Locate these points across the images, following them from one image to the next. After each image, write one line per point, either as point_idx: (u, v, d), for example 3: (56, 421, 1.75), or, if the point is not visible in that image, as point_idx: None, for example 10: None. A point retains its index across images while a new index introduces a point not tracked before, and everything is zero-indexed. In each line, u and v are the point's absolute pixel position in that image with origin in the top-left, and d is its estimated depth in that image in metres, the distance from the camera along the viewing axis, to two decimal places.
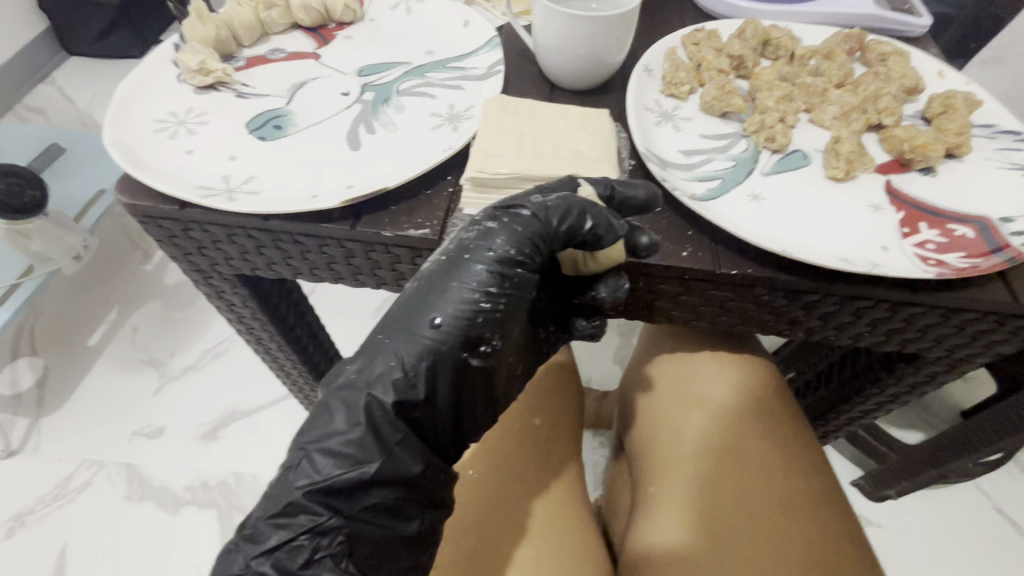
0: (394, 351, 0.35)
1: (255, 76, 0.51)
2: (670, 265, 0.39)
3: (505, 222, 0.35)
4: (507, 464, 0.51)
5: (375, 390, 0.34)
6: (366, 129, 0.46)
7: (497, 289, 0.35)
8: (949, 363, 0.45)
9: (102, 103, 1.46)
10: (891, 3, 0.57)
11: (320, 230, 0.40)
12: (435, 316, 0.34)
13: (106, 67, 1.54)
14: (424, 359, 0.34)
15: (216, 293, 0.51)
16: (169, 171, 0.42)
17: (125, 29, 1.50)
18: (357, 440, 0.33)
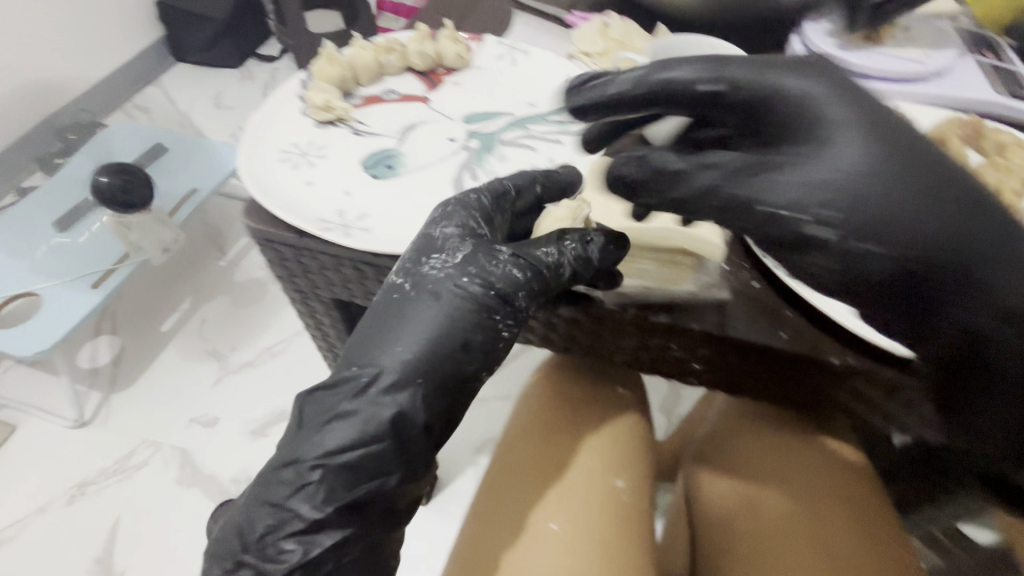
0: (375, 375, 0.39)
1: (370, 115, 0.54)
2: (767, 345, 0.39)
3: (487, 258, 0.40)
4: (572, 496, 0.57)
5: (362, 413, 0.38)
6: (471, 177, 0.49)
7: (485, 316, 0.39)
8: None
9: (200, 107, 1.57)
10: (1006, 88, 0.56)
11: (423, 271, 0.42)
12: (412, 343, 0.38)
13: (205, 74, 1.66)
14: (410, 381, 0.38)
15: (309, 312, 0.54)
16: (291, 200, 0.45)
17: (227, 42, 1.61)
18: (358, 463, 0.38)
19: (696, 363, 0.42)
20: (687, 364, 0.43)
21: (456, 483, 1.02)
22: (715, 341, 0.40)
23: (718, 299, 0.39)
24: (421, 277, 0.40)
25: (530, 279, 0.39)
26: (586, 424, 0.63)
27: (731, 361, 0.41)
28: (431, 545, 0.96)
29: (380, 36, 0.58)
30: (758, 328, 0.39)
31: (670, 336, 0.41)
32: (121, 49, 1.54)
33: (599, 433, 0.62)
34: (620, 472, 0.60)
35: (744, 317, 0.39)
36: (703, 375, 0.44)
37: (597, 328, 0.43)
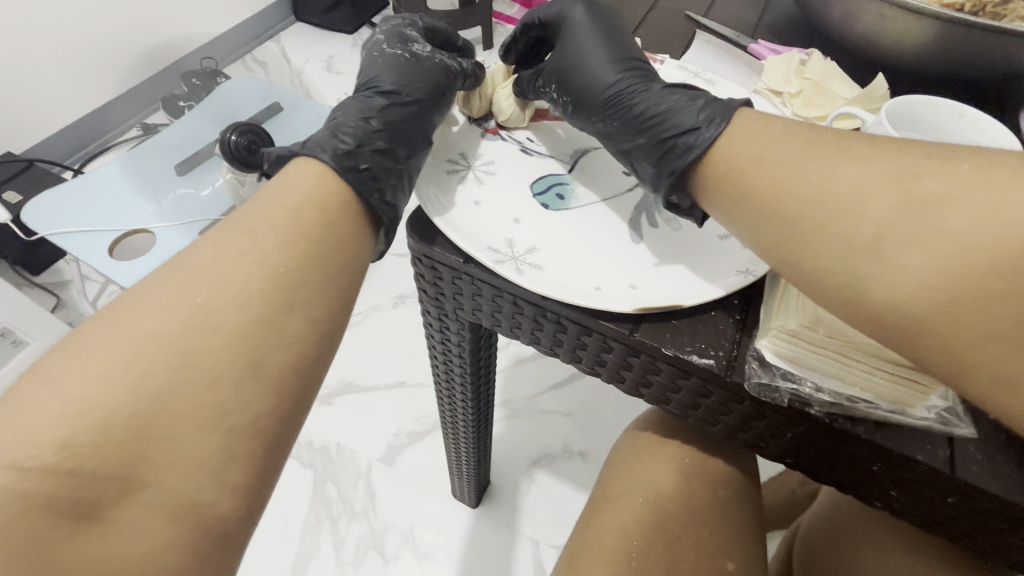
0: (356, 103, 0.45)
1: (541, 133, 0.50)
2: (1006, 496, 0.32)
3: (406, 33, 0.51)
4: (675, 565, 0.47)
5: (347, 117, 0.44)
6: (648, 221, 0.43)
7: (415, 58, 0.49)
8: (966, 483, 0.32)
9: (312, 67, 1.55)
10: None
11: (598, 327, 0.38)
12: (371, 79, 0.47)
13: (319, 37, 1.63)
14: (373, 98, 0.46)
15: (439, 327, 0.52)
16: (459, 220, 0.42)
17: (347, 8, 1.59)
18: (356, 129, 0.42)
19: (893, 489, 0.36)
20: (880, 488, 0.36)
21: (509, 491, 0.98)
22: (940, 480, 0.33)
23: (946, 432, 0.33)
24: (381, 45, 0.50)
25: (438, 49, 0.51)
26: (687, 490, 0.52)
27: (946, 500, 0.34)
28: (476, 552, 0.93)
29: None
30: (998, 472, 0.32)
31: (878, 458, 0.34)
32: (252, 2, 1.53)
33: (710, 502, 0.52)
34: (732, 553, 0.50)
35: (982, 458, 0.33)
36: (892, 503, 0.37)
37: (780, 426, 0.37)
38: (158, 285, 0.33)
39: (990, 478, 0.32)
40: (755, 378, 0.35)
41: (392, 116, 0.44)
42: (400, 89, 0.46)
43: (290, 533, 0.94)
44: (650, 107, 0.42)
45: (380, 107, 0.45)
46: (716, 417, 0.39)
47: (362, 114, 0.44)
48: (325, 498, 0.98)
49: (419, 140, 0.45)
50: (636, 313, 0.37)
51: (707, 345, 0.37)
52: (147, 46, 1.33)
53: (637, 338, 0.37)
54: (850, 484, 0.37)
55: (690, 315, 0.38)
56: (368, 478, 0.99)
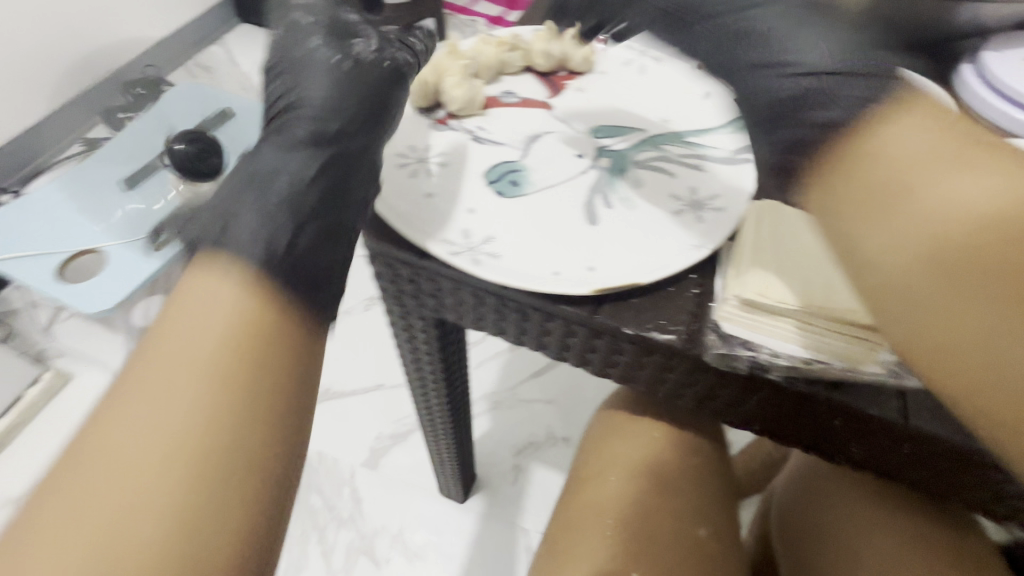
0: (304, 76, 0.37)
1: (492, 120, 0.50)
2: (957, 440, 0.33)
3: None
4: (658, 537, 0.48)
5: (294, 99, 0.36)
6: (603, 202, 0.44)
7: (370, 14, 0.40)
8: (919, 432, 0.33)
9: (262, 70, 1.50)
10: None
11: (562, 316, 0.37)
12: (316, 36, 0.38)
13: (266, 38, 1.58)
14: (321, 65, 0.37)
15: (403, 324, 0.51)
16: (412, 213, 0.41)
17: None
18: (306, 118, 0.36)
19: (854, 444, 0.37)
20: (842, 444, 0.37)
21: (497, 483, 0.99)
22: (894, 431, 0.34)
23: (898, 385, 0.34)
24: None
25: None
26: (663, 462, 0.53)
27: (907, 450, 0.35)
28: (468, 547, 0.93)
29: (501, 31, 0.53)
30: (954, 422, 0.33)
31: (836, 416, 0.35)
32: (191, 5, 1.47)
33: (679, 470, 0.53)
34: (701, 518, 0.51)
35: (932, 407, 0.34)
36: (854, 458, 0.38)
37: (746, 393, 0.37)
38: (125, 388, 0.26)
39: (941, 425, 0.33)
40: (714, 349, 0.35)
41: (348, 99, 0.37)
42: (354, 52, 0.38)
43: None
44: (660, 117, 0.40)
45: (331, 81, 0.37)
46: (681, 389, 0.40)
47: (313, 95, 0.37)
48: (311, 508, 0.96)
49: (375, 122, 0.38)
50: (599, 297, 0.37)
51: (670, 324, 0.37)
52: (80, 57, 1.26)
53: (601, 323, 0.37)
54: (813, 443, 0.39)
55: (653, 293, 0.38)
56: (353, 484, 0.98)
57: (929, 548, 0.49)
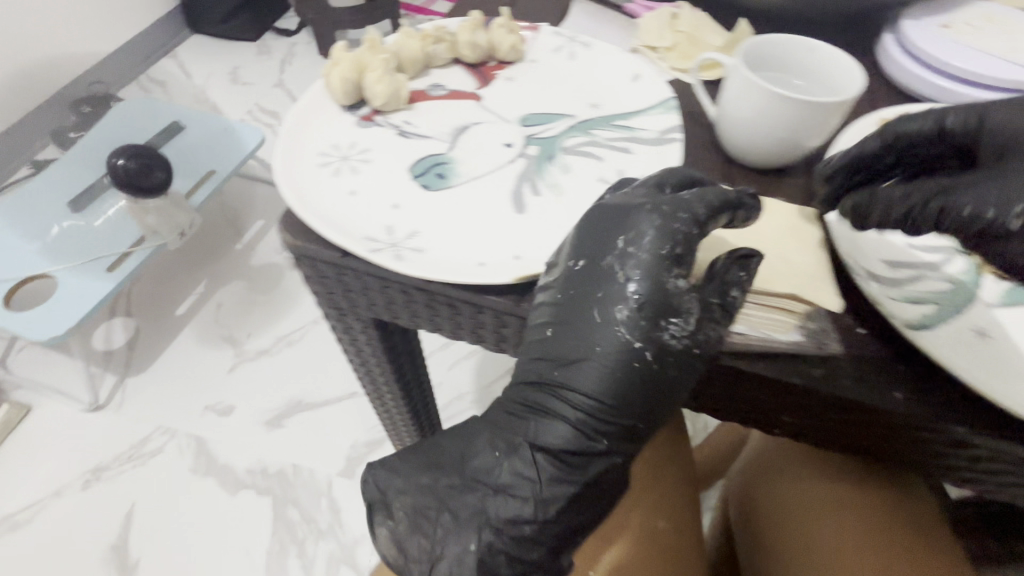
0: None
1: (419, 114, 0.49)
2: (879, 402, 0.33)
3: None
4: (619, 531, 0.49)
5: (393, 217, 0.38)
6: (531, 189, 0.43)
7: None
8: (843, 401, 0.34)
9: (217, 81, 1.47)
10: None
11: (608, 347, 0.35)
12: None
13: (221, 48, 1.54)
14: None
15: (344, 328, 0.50)
16: (333, 213, 0.40)
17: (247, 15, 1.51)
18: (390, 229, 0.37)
19: (785, 414, 0.37)
20: (776, 416, 0.37)
21: None
22: (820, 397, 0.34)
23: (821, 352, 0.35)
24: None
25: None
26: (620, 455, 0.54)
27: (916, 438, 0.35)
28: None
29: (426, 23, 0.53)
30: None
31: (766, 386, 0.35)
32: (137, 18, 1.43)
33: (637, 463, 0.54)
34: (662, 510, 0.52)
35: (855, 372, 0.34)
36: (789, 428, 0.38)
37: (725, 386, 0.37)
38: None
39: (866, 388, 0.34)
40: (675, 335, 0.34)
41: None
42: None
43: (255, 563, 0.91)
44: (715, 204, 0.36)
45: None
46: (715, 396, 0.39)
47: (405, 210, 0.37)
48: (289, 522, 0.95)
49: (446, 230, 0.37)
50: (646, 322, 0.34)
51: (708, 345, 0.35)
52: (19, 76, 1.21)
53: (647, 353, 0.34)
54: (750, 417, 0.39)
55: (693, 309, 0.35)
56: (330, 494, 0.97)
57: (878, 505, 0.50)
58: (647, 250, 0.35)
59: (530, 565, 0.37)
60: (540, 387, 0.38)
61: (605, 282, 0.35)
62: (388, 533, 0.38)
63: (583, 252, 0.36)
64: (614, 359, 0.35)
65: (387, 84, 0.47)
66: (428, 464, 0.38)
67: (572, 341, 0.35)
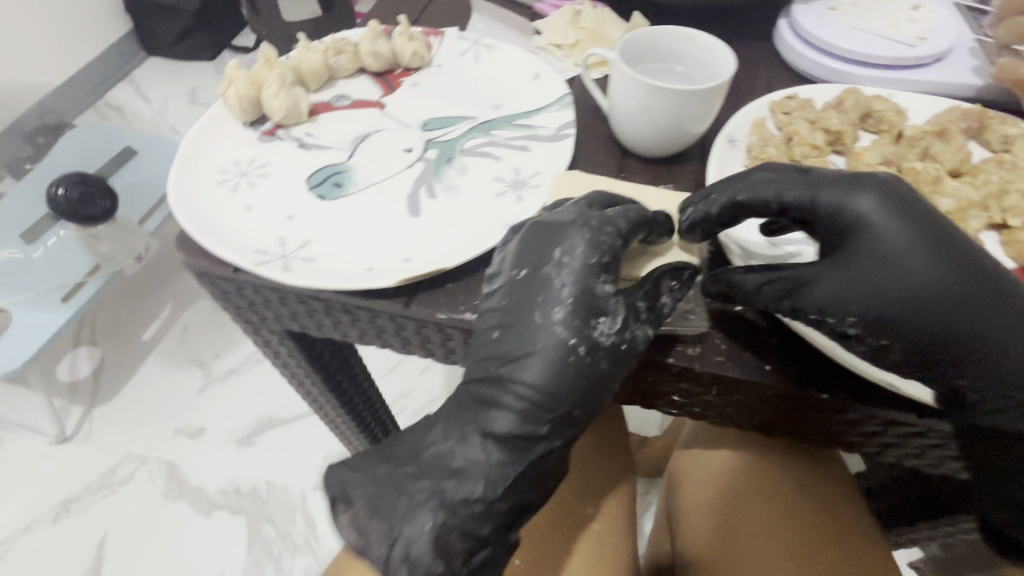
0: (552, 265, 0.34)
1: (321, 126, 0.49)
2: (749, 375, 0.35)
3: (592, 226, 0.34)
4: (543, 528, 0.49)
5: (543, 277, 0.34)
6: (427, 192, 0.44)
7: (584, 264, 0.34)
8: (714, 376, 0.35)
9: (174, 103, 1.46)
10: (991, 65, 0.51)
11: (546, 345, 0.33)
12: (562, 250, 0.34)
13: (177, 70, 1.53)
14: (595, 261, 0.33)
15: (264, 343, 0.50)
16: (225, 230, 0.41)
17: (201, 35, 1.50)
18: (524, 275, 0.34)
19: (675, 393, 0.38)
20: (667, 396, 0.39)
21: None
22: (696, 374, 0.36)
23: (694, 331, 0.36)
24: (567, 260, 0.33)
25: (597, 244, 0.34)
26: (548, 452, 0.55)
27: (818, 409, 0.35)
28: None
29: (328, 36, 0.53)
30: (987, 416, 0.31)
31: (649, 367, 0.36)
32: (90, 44, 1.41)
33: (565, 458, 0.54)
34: (590, 497, 0.53)
35: (727, 348, 0.36)
36: (685, 407, 0.39)
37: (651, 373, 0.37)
38: None
39: (737, 362, 0.35)
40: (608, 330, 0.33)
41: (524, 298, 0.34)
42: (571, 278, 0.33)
43: None
44: (636, 218, 0.35)
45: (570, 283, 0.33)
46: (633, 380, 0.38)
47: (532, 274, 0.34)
48: (264, 539, 0.95)
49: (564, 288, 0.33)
50: (581, 318, 0.33)
51: (639, 347, 0.34)
52: None
53: (583, 351, 0.33)
54: (646, 399, 0.40)
55: (621, 311, 0.33)
56: (305, 509, 0.97)
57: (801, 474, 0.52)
58: (581, 259, 0.33)
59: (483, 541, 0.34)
60: (484, 382, 0.35)
61: (543, 283, 0.33)
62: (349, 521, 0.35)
63: (527, 259, 0.34)
64: (553, 357, 0.33)
65: (283, 98, 0.47)
66: (385, 456, 0.36)
67: (510, 338, 0.34)
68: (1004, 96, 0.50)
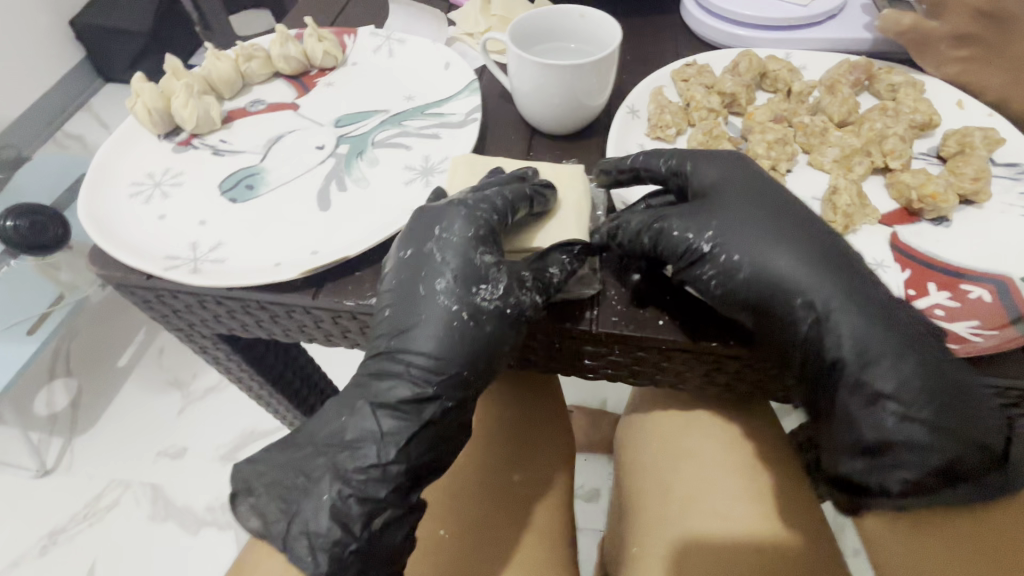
0: (447, 257, 0.35)
1: (235, 132, 0.50)
2: (645, 333, 0.36)
3: (468, 204, 0.36)
4: (502, 509, 0.49)
5: (462, 268, 0.35)
6: (337, 186, 0.45)
7: (482, 241, 0.35)
8: (614, 339, 0.37)
9: None
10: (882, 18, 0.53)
11: (435, 312, 0.35)
12: (460, 251, 0.35)
13: None
14: (478, 243, 0.35)
15: (201, 349, 0.51)
16: (138, 240, 0.42)
17: (153, 56, 1.48)
18: (467, 254, 0.35)
19: (586, 358, 0.40)
20: (578, 360, 0.40)
21: None
22: (594, 336, 0.37)
23: (590, 294, 0.37)
24: (468, 262, 0.35)
25: (490, 222, 0.36)
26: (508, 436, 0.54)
27: (717, 359, 0.37)
28: None
29: (237, 43, 0.54)
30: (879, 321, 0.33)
31: (553, 333, 0.38)
32: (43, 75, 1.40)
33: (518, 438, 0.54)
34: (518, 463, 0.53)
35: (622, 308, 0.37)
36: (599, 369, 0.41)
37: (561, 338, 0.38)
38: None
39: (636, 323, 0.36)
40: (484, 301, 0.34)
41: (465, 285, 0.35)
42: (472, 267, 0.35)
43: None
44: (511, 197, 0.37)
45: (491, 278, 0.35)
46: (550, 348, 0.40)
47: (465, 233, 0.35)
48: None
49: (487, 279, 0.35)
50: (467, 288, 0.35)
51: (526, 311, 0.35)
52: None
53: (467, 318, 0.34)
54: (561, 365, 0.41)
55: (501, 279, 0.34)
56: None
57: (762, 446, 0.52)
58: (457, 234, 0.35)
59: (381, 504, 0.34)
60: (381, 356, 0.36)
61: (426, 261, 0.35)
62: (251, 509, 0.34)
63: (410, 243, 0.36)
64: (445, 320, 0.34)
65: (192, 108, 0.48)
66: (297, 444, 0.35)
67: (399, 313, 0.35)
68: (897, 47, 0.51)
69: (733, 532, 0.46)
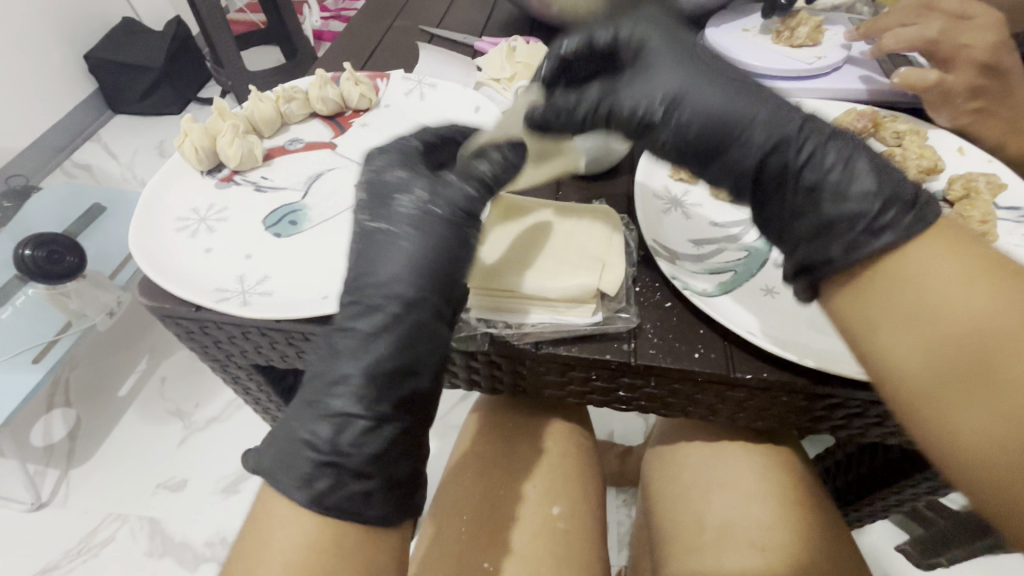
0: (381, 187, 0.38)
1: (275, 169, 0.53)
2: (681, 366, 0.38)
3: (389, 146, 0.40)
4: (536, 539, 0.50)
5: (397, 190, 0.38)
6: None
7: (412, 166, 0.39)
8: (652, 369, 0.38)
9: (143, 158, 1.47)
10: (881, 70, 0.57)
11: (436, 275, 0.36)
12: (391, 178, 0.38)
13: (146, 126, 1.55)
14: (408, 171, 0.39)
15: (233, 379, 0.52)
16: (186, 273, 0.43)
17: (166, 89, 1.51)
18: (401, 180, 0.38)
19: (621, 390, 0.41)
20: (612, 391, 0.41)
21: None
22: (633, 368, 0.39)
23: (626, 328, 0.39)
24: (401, 183, 0.38)
25: (413, 155, 0.40)
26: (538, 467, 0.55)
27: (751, 392, 0.38)
28: None
29: (278, 85, 0.57)
30: (805, 134, 0.32)
31: (594, 366, 0.39)
32: (55, 107, 1.43)
33: (547, 470, 0.55)
34: (549, 496, 0.53)
35: (659, 342, 0.39)
36: (633, 401, 0.42)
37: (599, 371, 0.40)
38: None
39: (673, 353, 0.38)
40: (424, 212, 0.37)
41: (402, 201, 0.37)
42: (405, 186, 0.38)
43: None
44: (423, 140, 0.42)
45: (427, 193, 0.38)
46: (586, 379, 0.41)
47: (394, 166, 0.39)
48: None
49: (422, 189, 0.38)
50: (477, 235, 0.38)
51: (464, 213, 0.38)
52: None
53: (411, 228, 0.37)
54: (596, 397, 0.43)
55: (431, 191, 0.38)
56: None
57: (790, 479, 0.53)
58: (385, 167, 0.39)
59: None
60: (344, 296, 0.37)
61: (363, 199, 0.38)
62: None
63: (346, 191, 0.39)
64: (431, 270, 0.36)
65: (236, 147, 0.50)
66: None
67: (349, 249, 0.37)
68: (898, 97, 0.55)
69: (768, 562, 0.47)
